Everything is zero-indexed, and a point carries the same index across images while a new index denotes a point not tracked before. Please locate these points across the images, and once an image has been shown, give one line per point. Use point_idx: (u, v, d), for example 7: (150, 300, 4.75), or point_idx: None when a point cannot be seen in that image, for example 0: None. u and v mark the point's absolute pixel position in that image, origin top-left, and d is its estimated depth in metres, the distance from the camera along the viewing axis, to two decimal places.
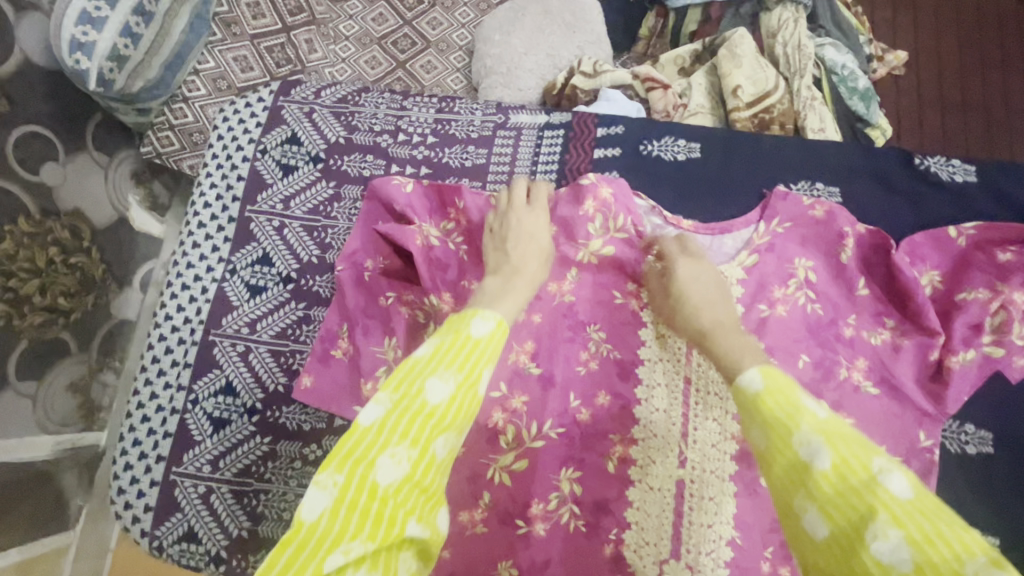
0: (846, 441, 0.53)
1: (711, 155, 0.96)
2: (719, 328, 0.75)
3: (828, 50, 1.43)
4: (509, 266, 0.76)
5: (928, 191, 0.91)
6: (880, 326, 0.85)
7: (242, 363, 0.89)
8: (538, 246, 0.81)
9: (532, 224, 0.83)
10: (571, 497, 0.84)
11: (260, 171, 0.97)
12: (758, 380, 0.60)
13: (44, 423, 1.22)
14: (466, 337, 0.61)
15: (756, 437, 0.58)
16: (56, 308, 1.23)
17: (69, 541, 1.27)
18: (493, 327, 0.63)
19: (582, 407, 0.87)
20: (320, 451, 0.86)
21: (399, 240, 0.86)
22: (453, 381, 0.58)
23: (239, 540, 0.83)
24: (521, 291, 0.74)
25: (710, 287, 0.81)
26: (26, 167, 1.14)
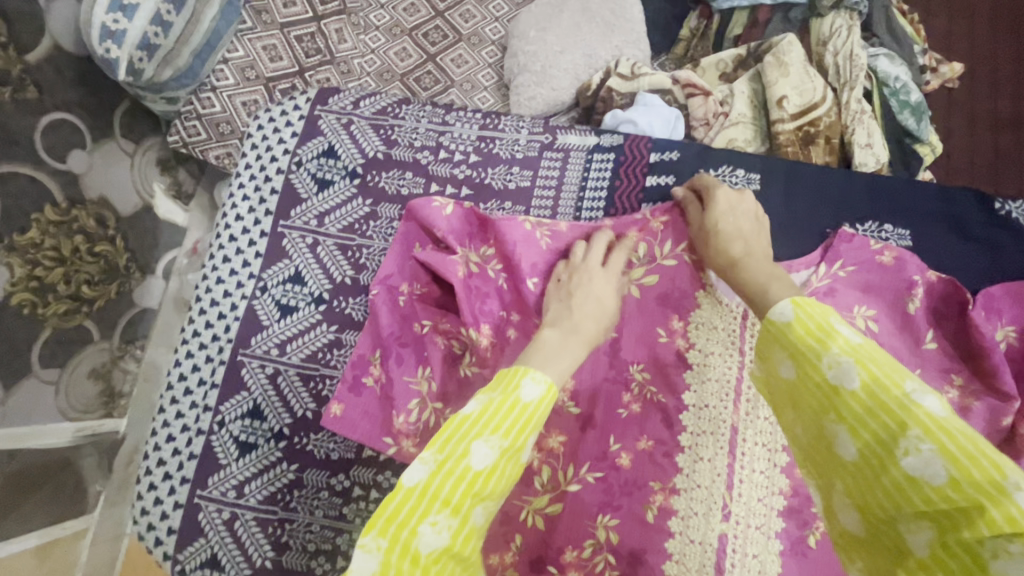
0: (878, 360, 0.50)
1: (772, 188, 0.90)
2: (747, 257, 0.74)
3: (880, 61, 1.34)
4: (571, 324, 0.71)
5: (1006, 240, 0.85)
6: (947, 384, 0.80)
7: (271, 385, 0.86)
8: (604, 314, 0.75)
9: (606, 289, 0.77)
10: (607, 546, 0.80)
11: (295, 184, 0.93)
12: (788, 311, 0.56)
13: (67, 409, 1.21)
14: (516, 401, 0.56)
15: (785, 368, 0.56)
16: (80, 296, 1.21)
17: (88, 525, 1.27)
18: (545, 390, 0.57)
19: (622, 451, 0.83)
20: (348, 482, 0.83)
21: (440, 270, 0.83)
22: (498, 446, 0.53)
23: (263, 569, 0.81)
24: (575, 355, 0.68)
25: (745, 219, 0.79)
26: (53, 154, 1.12)
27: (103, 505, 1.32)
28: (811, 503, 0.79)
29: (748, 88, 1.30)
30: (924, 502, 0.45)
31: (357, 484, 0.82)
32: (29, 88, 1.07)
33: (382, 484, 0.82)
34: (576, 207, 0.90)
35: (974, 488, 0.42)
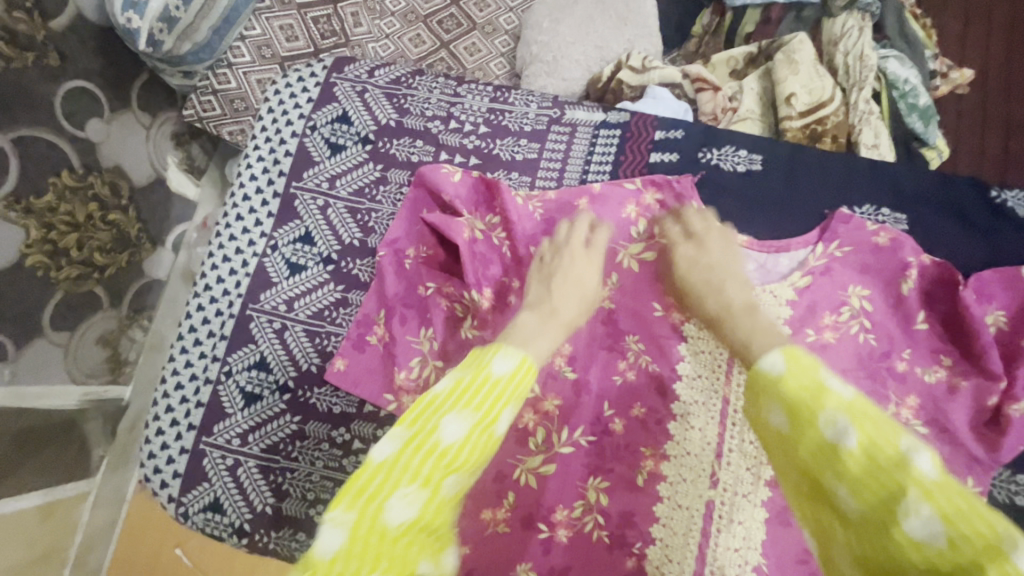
0: (873, 418, 0.49)
1: (773, 169, 0.92)
2: (729, 311, 0.72)
3: (891, 63, 1.35)
4: (548, 305, 0.72)
5: (1004, 228, 0.86)
6: (935, 364, 0.82)
7: (278, 339, 0.89)
8: (582, 296, 0.77)
9: (588, 273, 0.79)
10: (597, 507, 0.83)
11: (309, 148, 0.96)
12: (779, 363, 0.57)
13: (73, 371, 1.24)
14: (487, 376, 0.55)
15: (778, 419, 0.56)
16: (91, 263, 1.23)
17: (89, 489, 1.30)
18: (517, 365, 0.57)
19: (616, 416, 0.86)
20: (349, 435, 0.86)
21: (445, 230, 0.85)
22: (468, 421, 0.52)
23: (263, 515, 0.84)
24: (552, 339, 0.68)
25: (715, 265, 0.78)
26: (72, 121, 1.15)
27: (105, 470, 1.35)
28: None
29: (760, 85, 1.34)
30: (929, 569, 0.43)
31: (358, 438, 0.85)
32: (52, 55, 1.10)
33: (381, 438, 0.85)
34: (581, 179, 0.92)
35: (971, 548, 0.41)
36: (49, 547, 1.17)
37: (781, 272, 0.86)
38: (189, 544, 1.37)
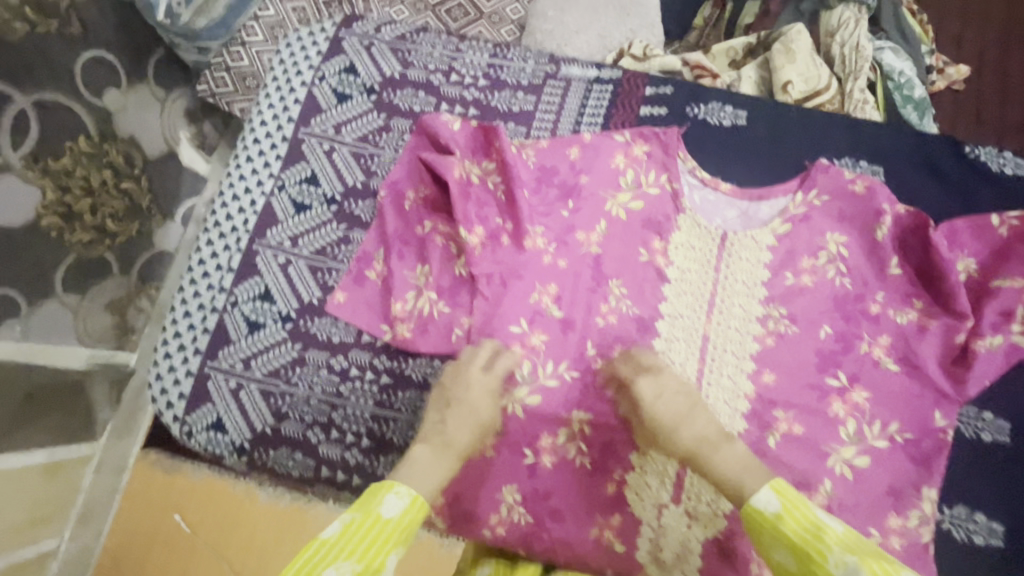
0: (873, 557, 0.56)
1: (757, 124, 0.96)
2: (708, 446, 0.74)
3: (887, 54, 1.35)
4: (441, 435, 0.77)
5: (976, 181, 0.90)
6: (908, 307, 0.86)
7: (282, 273, 0.94)
8: (475, 420, 0.80)
9: (483, 397, 0.82)
10: (581, 435, 0.86)
11: (317, 96, 1.01)
12: (773, 500, 0.64)
13: (82, 333, 1.19)
14: (375, 519, 0.62)
15: (785, 558, 0.62)
16: (106, 230, 1.19)
17: (92, 452, 1.27)
18: (408, 503, 0.65)
19: (599, 355, 0.89)
20: (347, 363, 0.90)
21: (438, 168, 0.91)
22: (350, 570, 0.59)
23: (262, 435, 0.88)
24: (446, 470, 0.74)
25: (676, 398, 0.80)
26: (90, 88, 1.12)
27: (108, 436, 1.31)
28: (772, 407, 0.85)
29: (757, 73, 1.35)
30: None
31: (356, 365, 0.90)
32: (73, 23, 1.09)
33: (377, 367, 0.90)
34: (575, 128, 0.96)
35: None
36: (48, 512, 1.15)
37: (763, 218, 0.91)
38: (185, 512, 1.33)
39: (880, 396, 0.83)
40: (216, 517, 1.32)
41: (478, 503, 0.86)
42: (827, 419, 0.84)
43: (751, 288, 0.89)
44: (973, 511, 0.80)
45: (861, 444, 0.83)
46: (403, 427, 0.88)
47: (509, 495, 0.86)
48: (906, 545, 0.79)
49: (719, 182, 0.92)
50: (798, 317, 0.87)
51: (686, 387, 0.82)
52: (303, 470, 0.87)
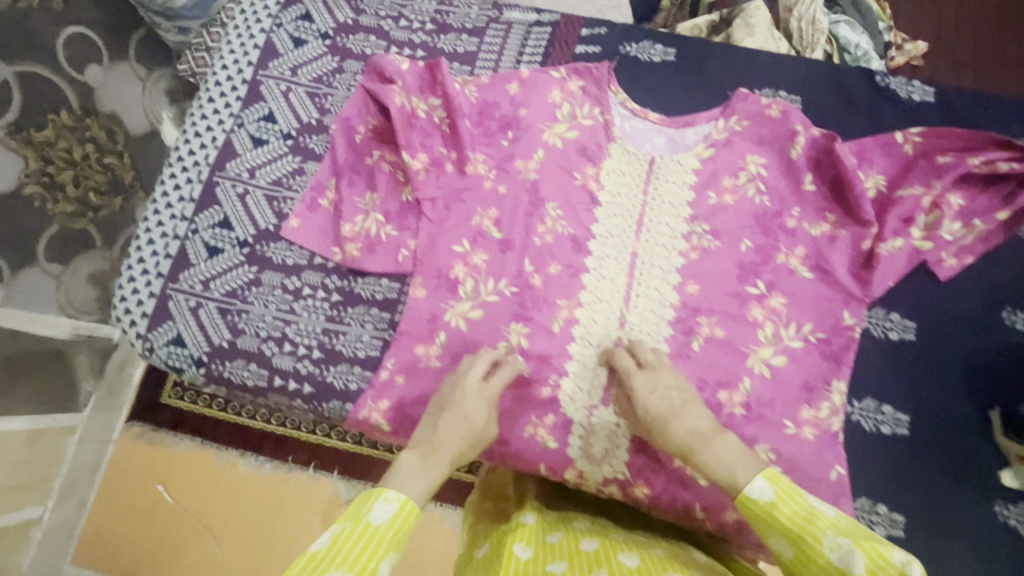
0: (870, 540, 0.51)
1: (685, 60, 1.02)
2: (700, 437, 0.71)
3: (843, 28, 1.26)
4: (430, 444, 0.70)
5: (885, 107, 0.97)
6: (821, 220, 0.92)
7: (240, 201, 1.00)
8: (468, 429, 0.76)
9: (477, 406, 0.79)
10: (518, 349, 0.91)
11: (275, 41, 1.07)
12: (766, 488, 0.58)
13: (66, 306, 1.20)
14: (365, 526, 0.55)
15: (783, 548, 0.56)
16: (87, 202, 1.18)
17: (77, 423, 1.28)
18: (398, 508, 0.58)
19: (535, 272, 0.94)
20: (299, 282, 0.96)
21: (381, 97, 0.97)
22: None
23: (219, 349, 0.93)
24: (439, 475, 0.66)
25: (671, 394, 0.79)
26: (73, 65, 1.15)
27: (94, 406, 1.32)
28: (696, 315, 0.91)
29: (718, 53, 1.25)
30: None
31: (309, 284, 0.95)
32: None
33: (328, 286, 0.95)
34: (516, 63, 1.03)
35: None
36: (32, 474, 1.17)
37: (688, 144, 0.97)
38: (169, 484, 1.38)
39: (794, 301, 0.89)
40: (198, 488, 1.38)
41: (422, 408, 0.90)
42: (747, 323, 0.90)
43: (677, 207, 0.95)
44: (881, 404, 0.86)
45: (778, 344, 0.88)
46: (352, 340, 0.93)
47: None
48: (818, 435, 0.85)
49: (649, 112, 0.99)
50: (721, 233, 0.93)
51: (681, 385, 0.80)
52: (258, 380, 0.92)
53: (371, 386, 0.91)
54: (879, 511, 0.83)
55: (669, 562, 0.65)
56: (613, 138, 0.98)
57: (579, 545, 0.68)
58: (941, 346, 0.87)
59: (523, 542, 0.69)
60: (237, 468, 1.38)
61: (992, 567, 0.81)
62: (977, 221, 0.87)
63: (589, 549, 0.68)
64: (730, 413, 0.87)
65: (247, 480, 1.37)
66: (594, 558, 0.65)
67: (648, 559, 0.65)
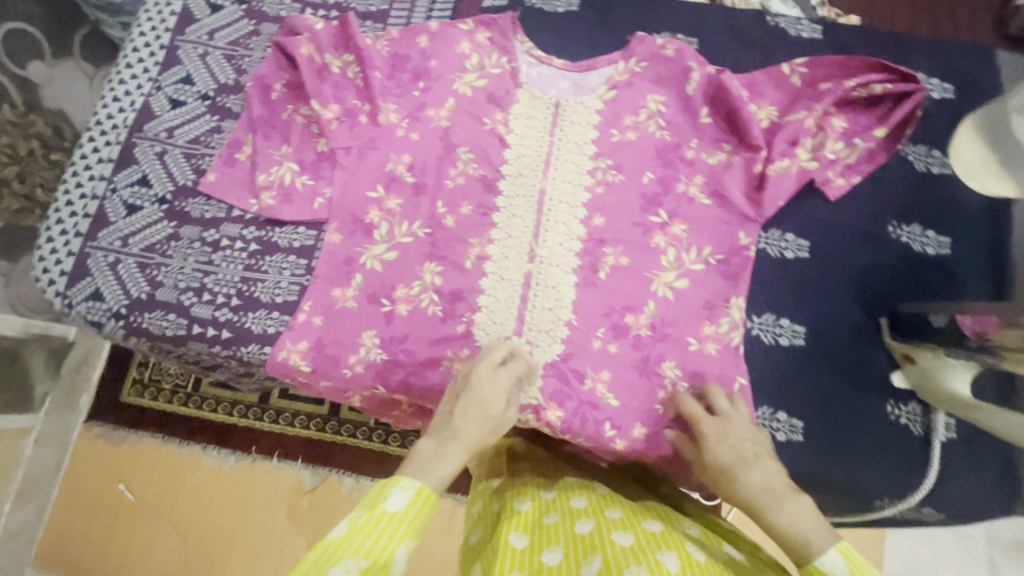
0: None
1: (587, 9, 1.07)
2: (772, 494, 0.61)
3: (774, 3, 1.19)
4: (445, 430, 0.69)
5: (776, 43, 1.02)
6: (717, 150, 0.96)
7: (158, 160, 1.02)
8: (490, 417, 0.74)
9: (495, 395, 0.77)
10: (432, 286, 0.94)
11: (192, 8, 1.09)
12: (840, 564, 0.53)
13: (17, 303, 1.20)
14: (382, 513, 0.55)
15: None
16: (35, 198, 1.16)
17: (32, 424, 1.27)
18: (414, 495, 0.58)
19: (448, 214, 0.97)
20: (218, 235, 0.98)
21: (287, 48, 1.01)
22: (356, 568, 0.51)
23: (138, 302, 0.95)
24: (456, 460, 0.65)
25: (744, 443, 0.70)
26: (13, 60, 1.12)
27: (50, 409, 1.31)
28: (601, 245, 0.94)
29: None
30: None
31: (226, 236, 0.97)
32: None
33: (246, 237, 0.97)
34: (427, 17, 1.07)
35: None
36: None
37: (592, 86, 1.01)
38: (131, 482, 1.36)
39: (693, 225, 0.93)
40: (162, 485, 1.35)
41: (340, 346, 0.92)
42: (650, 250, 0.93)
43: (581, 146, 0.99)
44: (779, 317, 0.90)
45: (680, 268, 0.92)
46: (271, 286, 0.95)
47: (368, 340, 0.92)
48: (720, 349, 0.89)
49: (553, 59, 1.03)
50: (624, 167, 0.97)
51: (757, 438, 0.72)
52: (176, 329, 0.93)
53: (288, 329, 0.92)
54: (780, 418, 0.87)
55: (664, 537, 0.64)
56: (521, 85, 1.02)
57: (575, 527, 0.67)
58: (832, 260, 0.91)
59: (519, 530, 0.67)
60: (201, 462, 1.35)
61: (895, 458, 0.85)
62: (858, 140, 0.92)
63: (584, 531, 0.66)
64: (636, 334, 0.91)
65: (212, 474, 1.35)
66: (589, 543, 0.63)
67: (641, 535, 0.64)
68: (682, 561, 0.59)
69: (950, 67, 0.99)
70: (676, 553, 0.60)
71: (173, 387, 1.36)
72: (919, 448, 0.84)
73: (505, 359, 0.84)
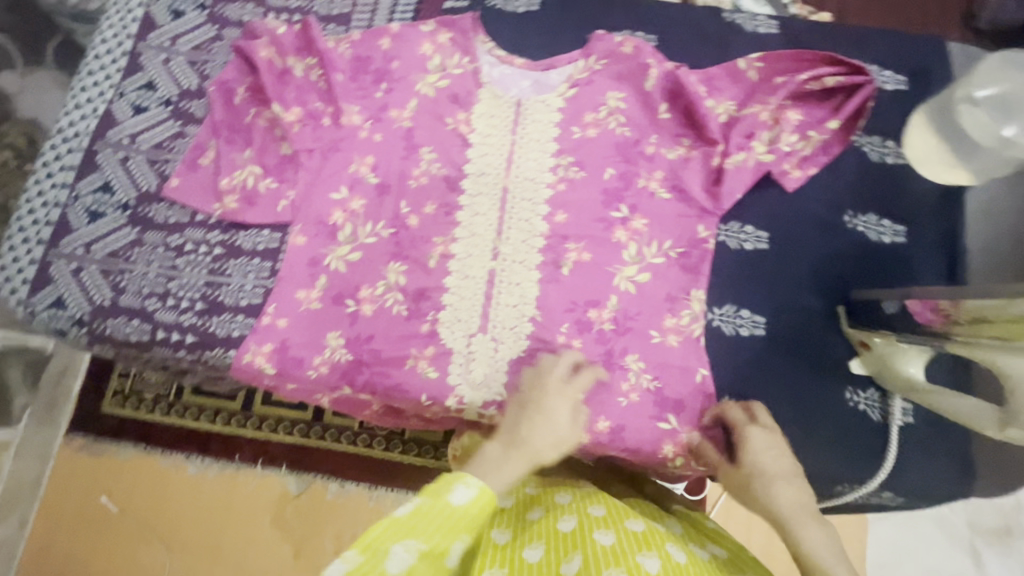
0: None
1: (547, 8, 1.08)
2: (801, 514, 0.64)
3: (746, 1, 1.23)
4: (514, 437, 0.70)
5: (734, 38, 1.03)
6: (677, 145, 0.97)
7: (121, 166, 1.02)
8: (557, 434, 0.74)
9: (564, 411, 0.77)
10: (396, 286, 0.94)
11: (154, 14, 1.09)
12: None
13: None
14: (444, 505, 0.58)
15: None
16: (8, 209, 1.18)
17: (11, 437, 1.29)
18: (476, 493, 0.60)
19: (411, 213, 0.97)
20: (182, 239, 0.98)
21: (247, 52, 1.02)
22: (416, 550, 0.55)
23: (102, 308, 0.94)
24: (517, 471, 0.66)
25: (784, 461, 0.72)
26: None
27: (30, 422, 1.33)
28: (563, 242, 0.95)
29: None
30: None
31: (190, 240, 0.97)
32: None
33: (210, 241, 0.98)
34: (389, 19, 1.08)
35: None
36: None
37: (552, 84, 1.02)
38: (115, 494, 1.34)
39: (653, 219, 0.94)
40: (148, 494, 1.34)
41: (304, 347, 0.92)
42: (612, 245, 0.94)
43: (543, 144, 0.99)
44: (739, 308, 0.91)
45: (641, 262, 0.93)
46: (235, 290, 0.95)
47: (333, 341, 0.92)
48: (681, 341, 0.90)
49: (514, 58, 1.04)
50: (585, 163, 0.98)
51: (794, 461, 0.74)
52: (140, 335, 0.93)
53: (252, 332, 0.92)
54: None
55: (647, 537, 0.65)
56: (483, 85, 1.02)
57: (557, 524, 0.69)
58: (790, 252, 0.93)
59: (501, 527, 0.71)
60: (184, 471, 1.34)
61: (843, 448, 0.86)
62: (812, 132, 0.94)
63: (566, 528, 0.68)
64: (600, 329, 0.91)
65: (195, 482, 1.34)
66: (571, 542, 0.65)
67: (622, 534, 0.66)
68: (662, 562, 0.62)
69: (904, 59, 1.00)
70: (658, 556, 0.62)
71: (155, 396, 1.35)
72: (870, 448, 0.86)
73: (572, 375, 0.84)
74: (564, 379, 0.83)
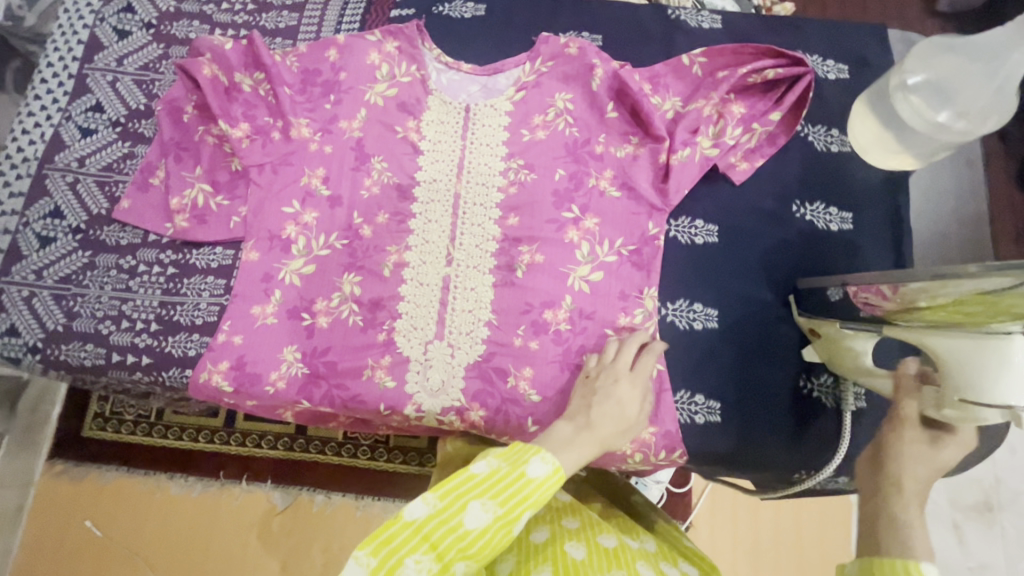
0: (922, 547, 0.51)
1: (493, 13, 1.09)
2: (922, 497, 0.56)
3: None
4: (587, 421, 0.68)
5: (677, 35, 1.05)
6: (625, 143, 0.98)
7: (70, 191, 1.01)
8: (622, 419, 0.71)
9: (631, 395, 0.74)
10: (352, 297, 0.94)
11: (99, 35, 1.09)
12: None
13: None
14: (522, 475, 0.57)
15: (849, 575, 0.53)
16: None
17: None
18: (552, 471, 0.59)
19: (364, 224, 0.98)
20: (134, 261, 0.98)
21: (190, 70, 1.00)
22: (493, 511, 0.55)
23: (56, 334, 0.94)
24: (583, 455, 0.65)
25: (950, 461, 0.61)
26: None
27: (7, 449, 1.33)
28: (516, 245, 0.95)
29: None
30: None
31: (143, 261, 0.97)
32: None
33: (163, 261, 0.98)
34: (336, 30, 1.08)
35: None
36: None
37: (500, 88, 1.02)
38: (97, 518, 1.32)
39: (605, 217, 0.95)
40: (129, 517, 1.32)
41: (261, 363, 0.92)
42: (565, 245, 0.94)
43: (493, 148, 1.00)
44: (692, 303, 0.92)
45: (594, 261, 0.93)
46: (190, 309, 0.95)
47: (290, 355, 0.92)
48: None
49: (461, 64, 1.04)
50: (535, 166, 0.98)
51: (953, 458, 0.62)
52: (95, 359, 0.93)
53: (208, 350, 0.92)
54: (698, 401, 0.89)
55: (617, 554, 0.68)
56: (431, 91, 1.02)
57: (529, 535, 0.71)
58: (740, 244, 0.94)
59: None
60: (167, 491, 1.33)
61: (806, 439, 0.87)
62: (756, 124, 0.95)
63: (539, 540, 0.70)
64: (556, 330, 0.91)
65: (178, 503, 1.32)
66: (542, 553, 0.68)
67: (593, 549, 0.69)
68: None
69: (846, 48, 1.02)
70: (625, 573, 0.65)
71: (136, 417, 1.34)
72: (829, 434, 0.87)
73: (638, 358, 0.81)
74: (629, 364, 0.79)
